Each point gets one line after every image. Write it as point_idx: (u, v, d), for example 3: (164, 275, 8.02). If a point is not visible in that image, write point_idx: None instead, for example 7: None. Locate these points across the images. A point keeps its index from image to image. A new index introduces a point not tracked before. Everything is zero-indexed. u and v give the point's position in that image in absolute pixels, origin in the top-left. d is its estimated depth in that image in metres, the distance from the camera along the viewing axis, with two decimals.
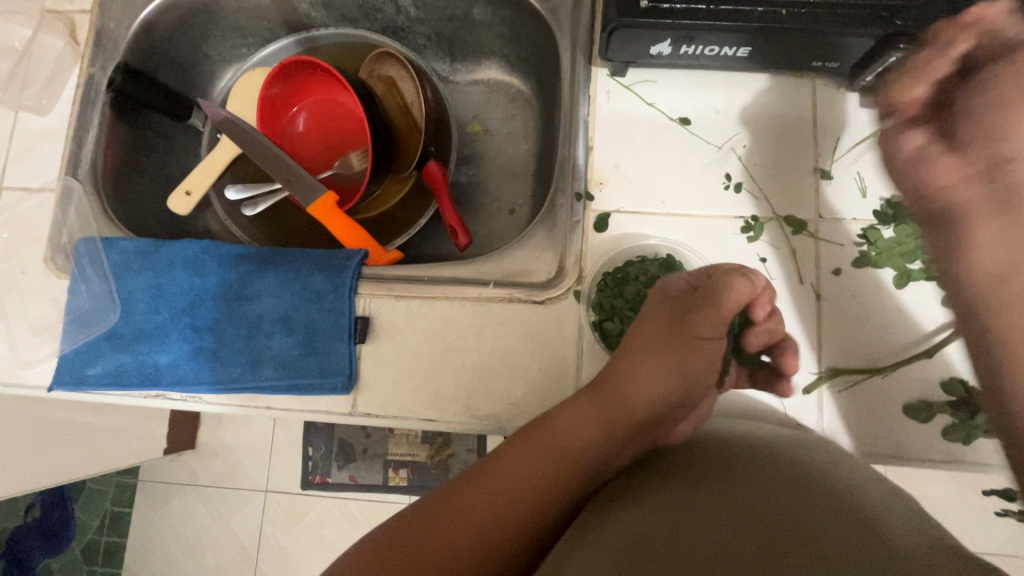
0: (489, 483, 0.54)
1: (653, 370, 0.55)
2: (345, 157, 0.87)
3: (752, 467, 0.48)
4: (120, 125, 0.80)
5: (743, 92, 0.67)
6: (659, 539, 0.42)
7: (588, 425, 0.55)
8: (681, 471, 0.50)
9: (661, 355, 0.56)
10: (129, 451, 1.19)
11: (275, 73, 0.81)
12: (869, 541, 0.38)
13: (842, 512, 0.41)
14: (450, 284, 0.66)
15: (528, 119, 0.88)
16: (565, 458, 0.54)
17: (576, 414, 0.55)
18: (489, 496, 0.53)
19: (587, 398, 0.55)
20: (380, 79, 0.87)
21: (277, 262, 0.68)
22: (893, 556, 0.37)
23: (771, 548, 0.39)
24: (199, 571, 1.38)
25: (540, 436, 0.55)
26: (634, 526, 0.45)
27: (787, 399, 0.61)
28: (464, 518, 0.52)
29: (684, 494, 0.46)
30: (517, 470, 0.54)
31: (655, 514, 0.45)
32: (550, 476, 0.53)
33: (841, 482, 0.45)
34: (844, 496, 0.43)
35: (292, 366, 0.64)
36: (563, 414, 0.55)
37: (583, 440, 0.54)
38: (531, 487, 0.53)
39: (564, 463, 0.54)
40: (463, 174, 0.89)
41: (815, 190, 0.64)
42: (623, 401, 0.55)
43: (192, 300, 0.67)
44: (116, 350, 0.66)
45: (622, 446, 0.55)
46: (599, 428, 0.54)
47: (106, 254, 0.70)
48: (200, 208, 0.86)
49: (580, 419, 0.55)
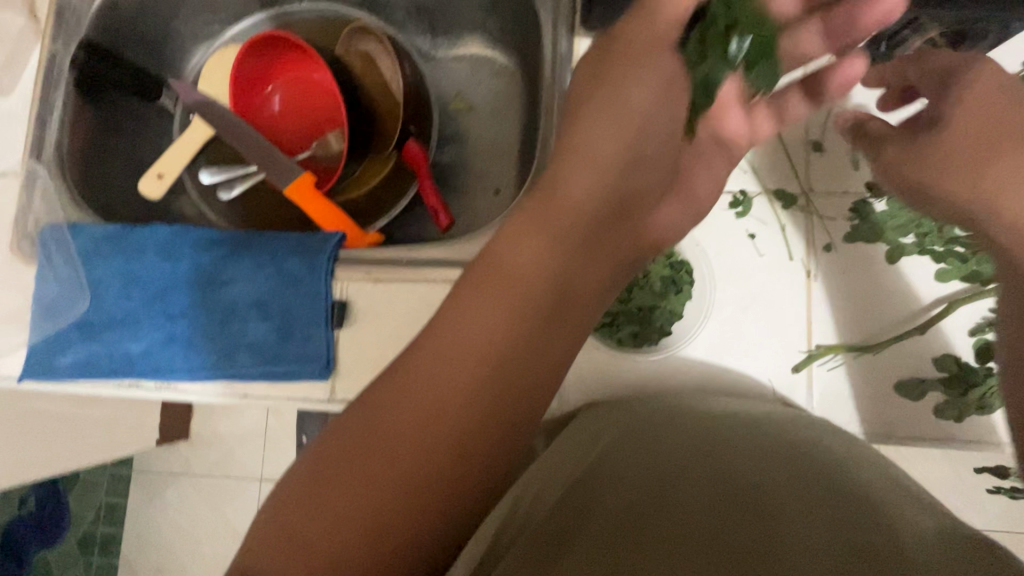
0: (433, 359, 0.39)
1: (602, 128, 0.45)
2: (323, 137, 0.84)
3: (735, 448, 0.48)
4: (87, 106, 0.77)
5: None
6: (639, 516, 0.43)
7: (535, 251, 0.42)
8: (677, 453, 0.49)
9: (605, 138, 0.45)
10: (120, 441, 1.18)
11: (247, 49, 0.78)
12: (875, 526, 0.38)
13: (843, 498, 0.41)
14: (431, 266, 0.64)
15: (512, 95, 0.86)
16: (511, 288, 0.41)
17: (515, 240, 0.42)
18: (435, 368, 0.38)
19: (525, 214, 0.44)
20: (357, 55, 0.84)
21: (251, 245, 0.66)
22: (899, 539, 0.37)
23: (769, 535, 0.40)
24: (196, 560, 1.37)
25: (480, 279, 0.41)
26: (613, 498, 0.45)
27: (776, 378, 0.59)
28: (408, 405, 0.37)
29: (667, 472, 0.47)
30: (459, 322, 0.40)
31: (636, 490, 0.46)
32: (499, 316, 0.40)
33: (838, 464, 0.45)
34: (843, 480, 0.43)
35: (269, 352, 0.62)
36: (506, 242, 0.43)
37: (526, 266, 0.41)
38: (481, 340, 0.39)
39: (512, 296, 0.40)
40: (445, 153, 0.86)
41: (805, 163, 0.62)
42: (567, 204, 0.44)
43: (163, 286, 0.65)
44: (87, 338, 0.64)
45: (584, 261, 0.43)
46: (549, 247, 0.42)
47: (74, 240, 0.67)
48: (174, 192, 0.84)
49: (522, 244, 0.42)
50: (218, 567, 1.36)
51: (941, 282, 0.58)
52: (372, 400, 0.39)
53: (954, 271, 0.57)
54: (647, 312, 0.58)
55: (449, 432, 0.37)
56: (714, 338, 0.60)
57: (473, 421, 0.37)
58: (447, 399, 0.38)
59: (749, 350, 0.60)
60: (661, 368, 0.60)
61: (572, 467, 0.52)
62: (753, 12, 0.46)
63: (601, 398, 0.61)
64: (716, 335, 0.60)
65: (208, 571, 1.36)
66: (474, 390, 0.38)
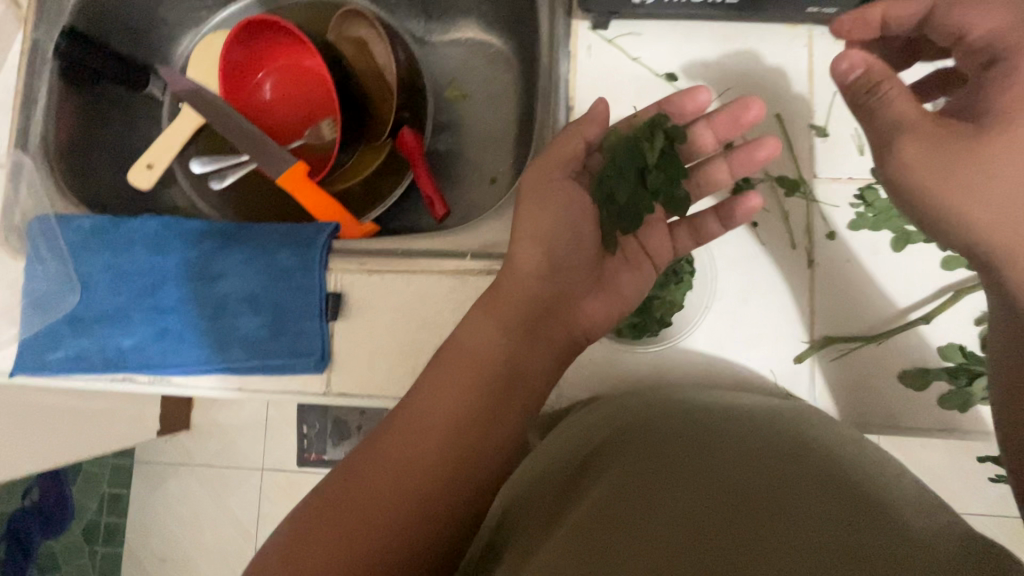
0: (405, 426, 0.48)
1: (543, 225, 0.55)
2: (315, 126, 0.82)
3: (730, 439, 0.46)
4: (72, 97, 0.75)
5: (734, 44, 0.62)
6: (627, 511, 0.41)
7: (486, 333, 0.53)
8: (665, 440, 0.47)
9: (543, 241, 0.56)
10: (120, 433, 1.18)
11: (235, 35, 0.76)
12: (865, 524, 0.38)
13: (833, 492, 0.41)
14: (426, 257, 0.62)
15: (508, 81, 0.84)
16: (464, 368, 0.51)
17: (471, 325, 0.53)
18: (405, 436, 0.48)
19: (479, 305, 0.54)
20: (350, 41, 0.82)
21: (241, 238, 0.64)
22: (889, 538, 0.36)
23: (762, 532, 0.38)
24: (198, 550, 1.38)
25: (442, 360, 0.52)
26: (601, 492, 0.43)
27: (778, 369, 0.58)
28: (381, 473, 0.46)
29: (659, 464, 0.45)
30: (426, 396, 0.49)
31: (625, 481, 0.44)
32: (455, 392, 0.50)
33: (830, 456, 0.44)
34: (833, 474, 0.42)
35: (262, 346, 0.61)
36: (463, 327, 0.53)
37: (480, 344, 0.52)
38: (440, 414, 0.49)
39: (467, 373, 0.51)
40: (441, 141, 0.85)
41: (809, 149, 0.61)
42: (511, 292, 0.55)
43: (154, 280, 0.64)
44: (77, 334, 0.63)
45: (528, 342, 0.54)
46: (497, 333, 0.53)
47: (62, 233, 0.66)
48: (165, 183, 0.82)
49: (475, 329, 0.53)
50: (221, 556, 1.36)
51: (948, 270, 0.57)
52: (356, 462, 0.47)
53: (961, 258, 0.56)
54: (645, 301, 0.57)
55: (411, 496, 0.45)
56: (715, 329, 0.59)
57: (432, 486, 0.46)
58: (411, 455, 0.47)
59: (751, 341, 0.59)
60: (662, 360, 0.59)
61: (563, 466, 0.50)
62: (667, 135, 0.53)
63: (601, 391, 0.60)
64: (717, 326, 0.59)
65: (212, 561, 1.37)
66: (433, 461, 0.47)
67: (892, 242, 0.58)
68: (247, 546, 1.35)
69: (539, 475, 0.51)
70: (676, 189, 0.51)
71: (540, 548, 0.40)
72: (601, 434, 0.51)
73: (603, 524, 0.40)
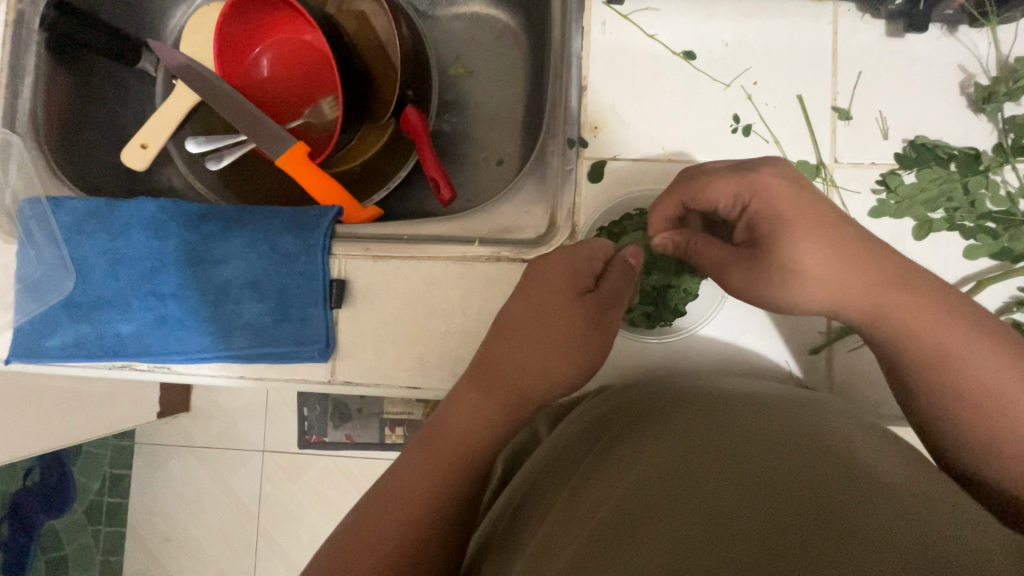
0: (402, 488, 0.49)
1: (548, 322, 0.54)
2: (316, 104, 0.79)
3: (749, 426, 0.43)
4: (61, 72, 0.72)
5: (756, 20, 0.59)
6: (645, 507, 0.38)
7: (476, 418, 0.51)
8: (678, 427, 0.44)
9: (557, 337, 0.54)
10: (120, 415, 1.17)
11: (232, 6, 0.72)
12: (890, 498, 0.34)
13: (855, 468, 0.37)
14: (433, 243, 0.61)
15: (516, 58, 0.81)
16: (455, 451, 0.50)
17: (461, 404, 0.51)
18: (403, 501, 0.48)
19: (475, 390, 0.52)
20: (351, 14, 0.78)
21: (242, 221, 0.62)
22: (920, 514, 0.33)
23: (784, 519, 0.34)
24: (200, 530, 1.38)
25: (434, 437, 0.51)
26: (616, 491, 0.41)
27: (795, 359, 0.57)
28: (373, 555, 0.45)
29: (675, 451, 0.42)
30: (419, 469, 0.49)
31: (639, 475, 0.41)
32: (452, 473, 0.49)
33: (853, 440, 0.41)
34: (857, 453, 0.39)
35: (265, 333, 0.60)
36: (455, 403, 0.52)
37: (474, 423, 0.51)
38: (431, 488, 0.48)
39: (458, 456, 0.50)
40: (446, 122, 0.82)
41: (831, 132, 0.58)
42: (513, 384, 0.52)
43: (152, 265, 0.62)
44: (74, 320, 0.62)
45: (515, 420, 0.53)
46: (492, 419, 0.51)
47: (55, 216, 0.64)
48: (160, 163, 0.79)
49: (467, 414, 0.51)
50: (225, 536, 1.37)
51: (969, 260, 0.55)
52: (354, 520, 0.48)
53: (985, 247, 0.54)
54: (663, 291, 0.54)
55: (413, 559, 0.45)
56: (731, 318, 0.58)
57: (430, 543, 0.46)
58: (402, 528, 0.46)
59: (766, 331, 0.58)
60: (674, 350, 0.58)
61: (576, 462, 0.48)
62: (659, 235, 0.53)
63: (612, 379, 0.59)
64: (732, 315, 0.58)
65: (215, 541, 1.37)
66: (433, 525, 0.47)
67: (914, 229, 0.56)
68: (249, 527, 1.36)
69: (552, 474, 0.49)
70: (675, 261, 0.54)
71: (553, 554, 0.38)
72: (614, 433, 0.48)
73: (617, 525, 0.37)
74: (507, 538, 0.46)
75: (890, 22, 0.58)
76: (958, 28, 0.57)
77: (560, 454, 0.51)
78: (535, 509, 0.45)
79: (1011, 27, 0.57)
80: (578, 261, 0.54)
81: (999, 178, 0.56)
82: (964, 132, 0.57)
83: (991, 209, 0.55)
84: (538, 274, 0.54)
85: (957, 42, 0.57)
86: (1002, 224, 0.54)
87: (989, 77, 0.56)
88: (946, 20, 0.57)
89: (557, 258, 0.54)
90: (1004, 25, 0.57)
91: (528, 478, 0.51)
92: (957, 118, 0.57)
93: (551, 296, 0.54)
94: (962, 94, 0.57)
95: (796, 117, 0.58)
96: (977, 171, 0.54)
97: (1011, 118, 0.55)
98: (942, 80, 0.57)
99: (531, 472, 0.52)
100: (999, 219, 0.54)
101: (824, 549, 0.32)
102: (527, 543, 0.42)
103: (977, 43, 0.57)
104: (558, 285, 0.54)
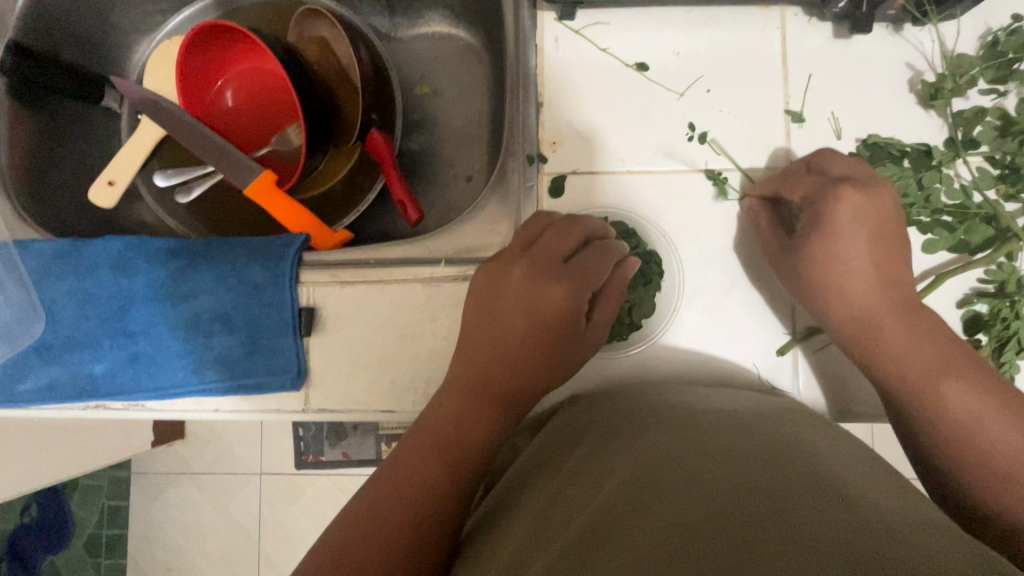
0: (386, 488, 0.49)
1: (520, 318, 0.54)
2: (282, 132, 0.80)
3: (719, 443, 0.42)
4: (25, 115, 0.73)
5: (706, 29, 0.60)
6: (614, 515, 0.37)
7: (461, 417, 0.51)
8: (654, 441, 0.44)
9: (526, 350, 0.53)
10: (113, 447, 1.17)
11: (190, 43, 0.72)
12: (853, 518, 0.33)
13: (823, 489, 0.36)
14: (399, 265, 0.61)
15: (479, 75, 0.82)
16: (439, 449, 0.50)
17: (444, 404, 0.52)
18: (389, 498, 0.48)
19: (464, 399, 0.51)
20: (311, 40, 0.79)
21: (209, 255, 0.63)
22: (882, 534, 0.32)
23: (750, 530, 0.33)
24: (201, 558, 1.37)
25: (414, 437, 0.51)
26: (587, 505, 0.40)
27: (763, 362, 0.57)
28: (363, 541, 0.45)
29: (644, 465, 0.41)
30: (402, 469, 0.50)
31: (609, 491, 0.40)
32: (425, 467, 0.49)
33: (823, 458, 0.41)
34: (828, 475, 0.38)
35: (237, 366, 0.60)
36: (439, 407, 0.52)
37: (465, 428, 0.51)
38: (417, 488, 0.48)
39: (442, 454, 0.50)
40: (414, 141, 0.82)
41: (785, 135, 0.59)
42: (497, 386, 0.53)
43: (121, 303, 0.62)
44: (45, 362, 0.62)
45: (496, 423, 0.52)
46: (480, 414, 0.52)
47: (22, 259, 0.64)
48: (130, 199, 0.80)
49: (451, 412, 0.51)
50: (225, 563, 1.36)
51: (929, 253, 0.55)
52: (349, 523, 0.47)
53: (944, 241, 0.54)
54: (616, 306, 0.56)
55: (409, 539, 0.45)
56: (696, 324, 0.58)
57: (422, 528, 0.46)
58: (393, 514, 0.47)
59: (730, 334, 0.58)
60: (642, 359, 0.58)
61: (553, 474, 0.48)
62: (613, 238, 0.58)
63: (581, 391, 0.59)
64: (699, 321, 0.58)
65: (216, 567, 1.37)
66: (417, 521, 0.46)
67: None
68: (249, 550, 1.35)
69: (528, 487, 0.49)
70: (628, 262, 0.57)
71: (526, 559, 0.38)
72: (590, 446, 0.48)
73: (585, 538, 0.36)
74: (477, 550, 0.46)
75: (837, 23, 0.59)
76: (903, 26, 0.58)
77: (538, 468, 0.51)
78: (510, 523, 0.45)
79: (955, 22, 0.58)
80: (550, 274, 0.54)
81: (952, 172, 0.56)
82: (915, 128, 0.57)
83: (945, 203, 0.55)
84: (505, 284, 0.54)
85: (902, 39, 0.58)
86: (958, 217, 0.54)
87: (935, 73, 0.57)
88: (890, 19, 0.58)
89: (521, 268, 0.54)
90: (947, 21, 0.57)
91: (505, 492, 0.52)
92: (908, 115, 0.58)
93: (518, 304, 0.54)
94: (911, 91, 0.58)
95: (751, 121, 0.59)
96: (930, 166, 0.55)
97: (959, 112, 0.56)
98: (891, 79, 0.58)
99: (509, 485, 0.52)
100: (955, 213, 0.54)
101: (785, 559, 0.31)
102: (496, 554, 0.42)
103: (923, 41, 0.58)
104: (520, 293, 0.54)
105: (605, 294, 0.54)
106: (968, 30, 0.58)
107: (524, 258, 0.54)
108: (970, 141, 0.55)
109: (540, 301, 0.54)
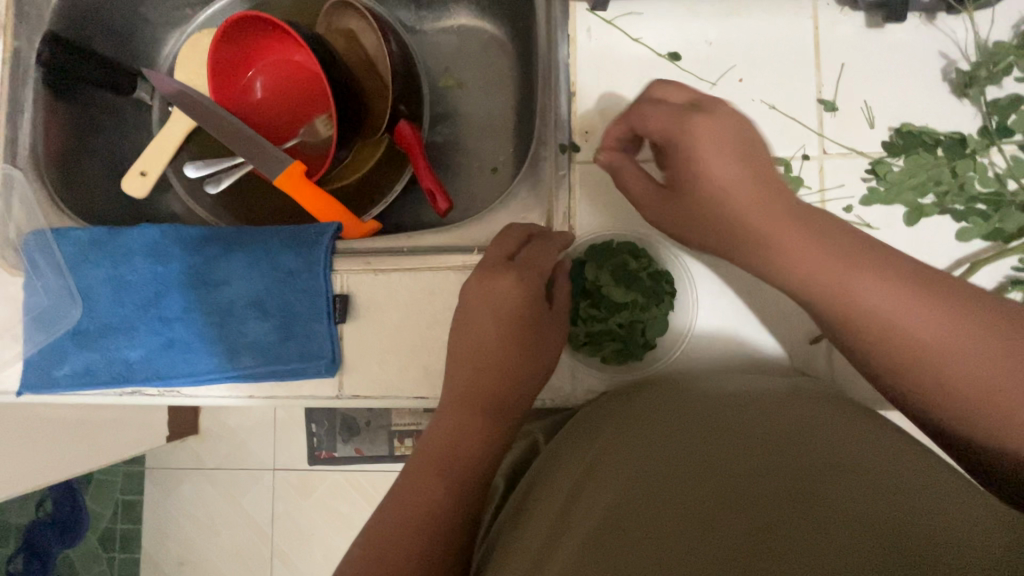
0: (404, 499, 0.50)
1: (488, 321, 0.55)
2: (310, 122, 0.81)
3: (740, 423, 0.42)
4: (59, 105, 0.74)
5: (737, 18, 0.60)
6: (636, 508, 0.38)
7: (455, 432, 0.53)
8: (675, 426, 0.44)
9: (500, 352, 0.55)
10: (131, 440, 1.17)
11: (224, 33, 0.73)
12: (881, 494, 0.33)
13: (849, 465, 0.36)
14: (433, 253, 0.61)
15: (504, 68, 0.82)
16: (445, 463, 0.52)
17: (442, 421, 0.54)
18: (407, 508, 0.49)
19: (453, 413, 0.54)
20: (340, 32, 0.80)
21: (242, 242, 0.63)
22: (912, 511, 0.32)
23: (775, 514, 0.34)
24: (214, 552, 1.38)
25: (421, 458, 0.53)
26: (609, 493, 0.40)
27: (795, 349, 0.57)
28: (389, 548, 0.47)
29: (662, 461, 0.41)
30: (409, 487, 0.51)
31: (631, 480, 0.40)
32: (429, 485, 0.50)
33: (851, 433, 0.40)
34: (855, 451, 0.38)
35: (271, 351, 0.61)
36: (434, 425, 0.54)
37: (459, 440, 0.53)
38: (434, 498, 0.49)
39: (444, 470, 0.51)
40: (439, 133, 0.83)
41: (818, 123, 0.59)
42: (484, 393, 0.54)
43: (157, 290, 0.63)
44: (82, 347, 0.62)
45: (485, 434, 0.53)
46: (472, 424, 0.53)
47: (59, 246, 0.65)
48: (160, 190, 0.81)
49: (448, 429, 0.53)
50: (239, 558, 1.37)
51: (963, 242, 0.56)
52: (377, 528, 0.48)
53: (977, 229, 0.55)
54: (631, 329, 0.55)
55: (431, 544, 0.47)
56: (726, 313, 0.58)
57: (442, 536, 0.47)
58: (413, 523, 0.48)
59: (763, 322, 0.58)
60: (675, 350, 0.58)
61: (577, 459, 0.47)
62: (612, 253, 0.57)
63: (612, 386, 0.59)
64: (729, 310, 0.58)
65: (229, 561, 1.37)
66: (438, 528, 0.48)
67: (905, 216, 0.57)
68: (262, 545, 1.36)
69: (553, 473, 0.49)
70: (632, 274, 0.55)
71: (552, 548, 0.38)
72: (612, 430, 0.48)
73: (608, 527, 0.37)
74: (506, 540, 0.46)
75: (869, 13, 0.59)
76: (936, 16, 0.58)
77: (561, 453, 0.51)
78: (535, 509, 0.46)
79: (989, 11, 0.58)
80: (502, 273, 0.55)
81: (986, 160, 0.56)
82: (949, 117, 0.58)
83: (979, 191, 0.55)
84: (470, 297, 0.56)
85: (934, 29, 0.58)
86: (992, 205, 0.55)
87: (970, 62, 0.57)
88: (924, 9, 0.58)
89: (480, 281, 0.55)
90: (981, 10, 0.58)
91: (530, 481, 0.52)
92: (942, 105, 0.58)
93: (486, 317, 0.55)
94: (944, 80, 0.58)
95: (783, 110, 0.59)
96: (965, 155, 0.55)
97: (993, 101, 0.56)
98: (924, 68, 0.58)
99: (533, 474, 0.52)
100: (989, 201, 0.55)
101: (807, 543, 0.31)
102: (523, 544, 0.43)
103: (956, 30, 0.58)
104: (482, 305, 0.55)
105: (560, 289, 0.57)
106: (1003, 19, 0.58)
107: (481, 265, 0.57)
108: (1005, 129, 0.55)
109: (499, 308, 0.55)
